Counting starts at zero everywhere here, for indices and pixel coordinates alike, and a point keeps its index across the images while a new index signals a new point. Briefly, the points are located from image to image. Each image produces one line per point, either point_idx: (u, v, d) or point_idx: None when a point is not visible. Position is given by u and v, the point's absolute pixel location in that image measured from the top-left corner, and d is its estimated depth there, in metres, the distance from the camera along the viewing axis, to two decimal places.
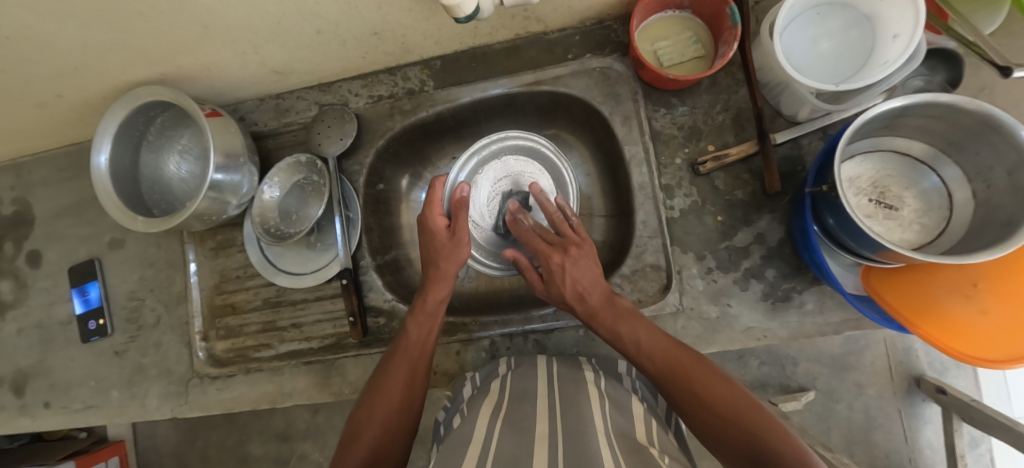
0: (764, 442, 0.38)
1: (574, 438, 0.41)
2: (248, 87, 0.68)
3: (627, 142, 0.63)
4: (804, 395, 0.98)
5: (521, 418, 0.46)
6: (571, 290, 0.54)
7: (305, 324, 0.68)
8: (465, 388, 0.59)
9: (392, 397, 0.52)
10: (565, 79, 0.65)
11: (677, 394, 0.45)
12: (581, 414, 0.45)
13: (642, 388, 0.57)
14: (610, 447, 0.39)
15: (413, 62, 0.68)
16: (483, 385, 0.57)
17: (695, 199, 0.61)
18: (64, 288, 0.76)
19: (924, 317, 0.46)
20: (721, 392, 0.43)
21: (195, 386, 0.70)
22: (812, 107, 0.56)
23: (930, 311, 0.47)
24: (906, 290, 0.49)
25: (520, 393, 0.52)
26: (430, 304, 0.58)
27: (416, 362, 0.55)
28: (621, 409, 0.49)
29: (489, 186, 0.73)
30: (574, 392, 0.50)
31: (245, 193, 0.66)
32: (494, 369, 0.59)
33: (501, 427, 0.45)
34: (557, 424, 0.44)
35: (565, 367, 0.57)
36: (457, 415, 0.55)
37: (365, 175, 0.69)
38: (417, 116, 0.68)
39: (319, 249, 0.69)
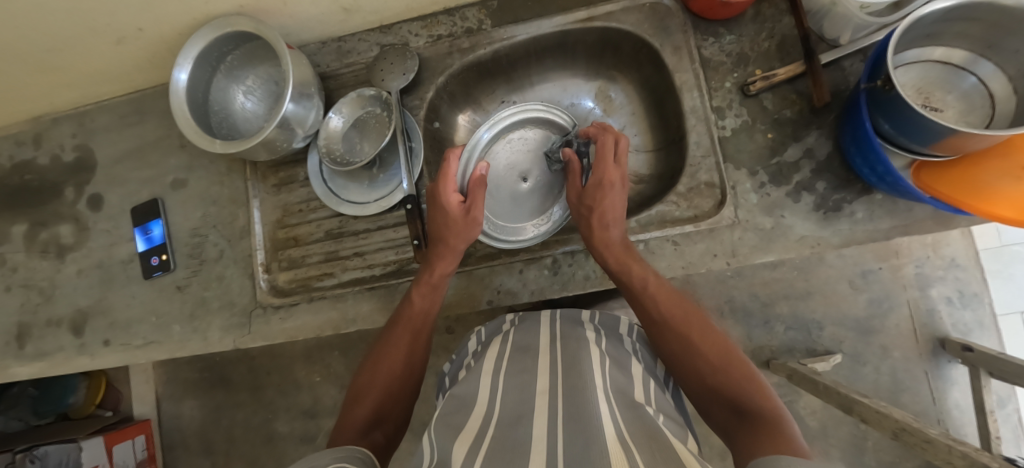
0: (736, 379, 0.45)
1: (575, 392, 0.44)
2: (316, 26, 0.72)
3: (678, 70, 0.67)
4: (833, 357, 1.11)
5: (525, 378, 0.50)
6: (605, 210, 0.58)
7: (367, 253, 0.71)
8: (471, 341, 0.68)
9: (394, 363, 0.56)
10: (616, 15, 0.69)
11: (674, 340, 0.50)
12: (581, 370, 0.48)
13: (640, 349, 0.62)
14: (608, 404, 0.42)
15: (471, 4, 0.72)
16: (488, 340, 0.66)
17: (745, 119, 0.65)
18: (125, 228, 0.78)
19: (976, 199, 0.50)
20: (714, 345, 0.48)
21: (258, 317, 0.72)
22: (856, 25, 0.60)
23: (986, 194, 0.50)
24: (957, 181, 0.52)
25: (521, 349, 0.57)
26: (436, 273, 0.61)
27: (419, 331, 0.59)
28: (620, 364, 0.52)
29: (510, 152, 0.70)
30: (576, 347, 0.54)
31: (311, 125, 0.69)
32: (499, 325, 0.68)
33: (502, 386, 0.49)
34: (557, 380, 0.48)
35: (566, 325, 0.61)
36: (463, 368, 0.64)
37: (425, 110, 0.73)
38: (474, 54, 0.72)
39: (381, 180, 0.71)
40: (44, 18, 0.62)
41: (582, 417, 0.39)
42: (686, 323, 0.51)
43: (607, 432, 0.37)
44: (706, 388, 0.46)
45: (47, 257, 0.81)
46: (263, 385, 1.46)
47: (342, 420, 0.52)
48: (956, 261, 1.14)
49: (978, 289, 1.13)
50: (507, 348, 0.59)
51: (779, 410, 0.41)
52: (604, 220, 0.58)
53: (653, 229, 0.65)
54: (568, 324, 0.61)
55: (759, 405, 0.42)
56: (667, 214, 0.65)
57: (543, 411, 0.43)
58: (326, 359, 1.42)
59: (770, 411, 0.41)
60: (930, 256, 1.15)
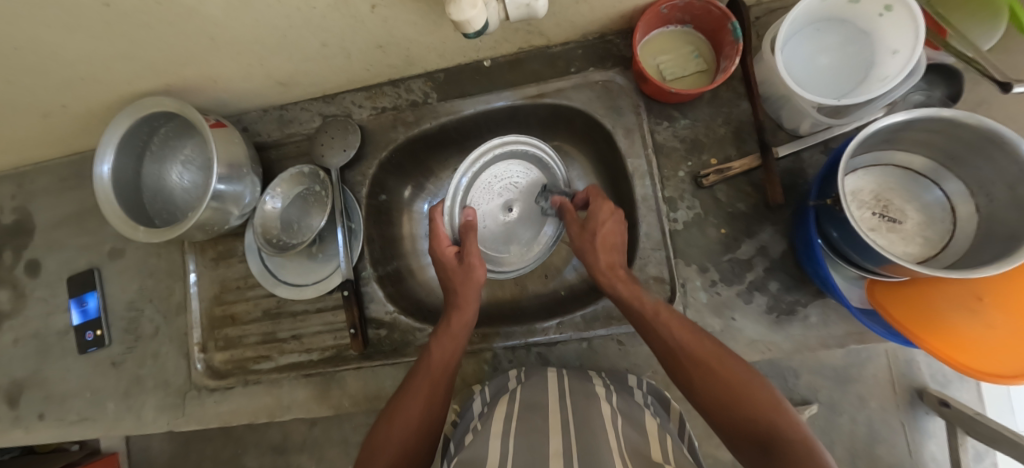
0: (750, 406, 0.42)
1: (589, 458, 0.40)
2: (252, 98, 0.68)
3: (630, 154, 0.63)
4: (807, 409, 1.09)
5: (534, 434, 0.45)
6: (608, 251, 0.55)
7: (305, 336, 0.68)
8: (475, 401, 0.58)
9: (409, 418, 0.49)
10: (567, 92, 0.65)
11: (689, 365, 0.46)
12: (594, 434, 0.44)
13: (652, 404, 0.56)
14: (625, 467, 0.38)
15: (417, 75, 0.68)
16: (493, 400, 0.56)
17: (698, 211, 0.61)
18: (61, 298, 0.76)
19: (931, 331, 0.46)
20: (732, 368, 0.44)
21: (193, 398, 0.69)
22: (814, 120, 0.56)
23: (938, 327, 0.47)
24: (912, 303, 0.49)
25: (530, 405, 0.51)
26: (456, 324, 0.56)
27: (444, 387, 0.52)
28: (633, 423, 0.49)
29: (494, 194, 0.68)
30: (585, 404, 0.50)
31: (247, 204, 0.66)
32: (503, 382, 0.59)
33: (515, 442, 0.44)
34: (570, 442, 0.44)
35: (576, 379, 0.57)
36: (468, 432, 0.54)
37: (368, 186, 0.69)
38: (419, 127, 0.68)
39: (320, 260, 0.68)
40: None
41: None
42: (700, 349, 0.46)
43: None
44: (736, 424, 0.42)
45: None
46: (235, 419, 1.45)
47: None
48: None
49: None
50: (514, 403, 0.53)
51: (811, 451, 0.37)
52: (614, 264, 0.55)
53: (599, 326, 0.62)
54: (576, 381, 0.56)
55: (793, 440, 0.38)
56: (614, 308, 0.62)
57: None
58: None
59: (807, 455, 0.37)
60: None
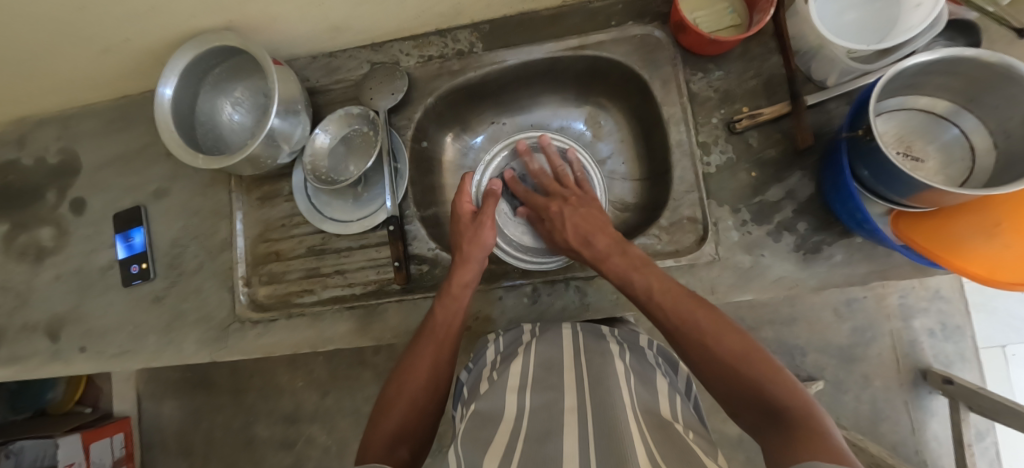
0: (746, 378, 0.42)
1: (603, 410, 0.44)
2: (305, 42, 0.71)
3: (666, 103, 0.67)
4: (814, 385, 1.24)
5: (550, 392, 0.49)
6: (576, 235, 0.62)
7: (347, 271, 0.70)
8: (488, 347, 0.61)
9: (410, 393, 0.52)
10: (606, 45, 0.69)
11: (684, 341, 0.47)
12: (607, 388, 0.47)
13: (662, 363, 0.60)
14: (636, 421, 0.42)
15: (463, 26, 0.72)
16: (507, 351, 0.58)
17: (730, 156, 0.65)
18: (105, 235, 0.78)
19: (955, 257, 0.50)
20: (728, 345, 0.44)
21: (235, 331, 0.71)
22: (843, 68, 0.60)
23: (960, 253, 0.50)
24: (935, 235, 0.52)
25: (547, 363, 0.54)
26: (456, 286, 0.59)
27: (449, 344, 0.57)
28: (645, 380, 0.52)
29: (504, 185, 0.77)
30: (602, 362, 0.52)
31: (298, 141, 0.69)
32: (517, 335, 0.61)
33: (531, 398, 0.49)
34: (584, 398, 0.47)
35: (589, 337, 0.58)
36: (482, 381, 0.57)
37: (413, 130, 0.72)
38: (464, 76, 0.72)
39: (365, 199, 0.71)
40: (26, 26, 0.61)
41: (613, 439, 0.39)
42: (693, 324, 0.47)
43: (638, 454, 0.36)
44: (729, 391, 0.43)
45: (26, 260, 0.80)
46: (246, 388, 1.45)
47: (369, 437, 0.50)
48: (939, 294, 1.28)
49: (961, 322, 1.26)
50: (530, 359, 0.55)
51: (808, 411, 0.37)
52: (581, 244, 0.61)
53: None
54: (591, 337, 0.58)
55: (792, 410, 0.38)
56: (649, 247, 0.65)
57: (572, 428, 0.43)
58: (310, 364, 1.42)
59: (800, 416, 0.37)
60: (916, 287, 1.28)
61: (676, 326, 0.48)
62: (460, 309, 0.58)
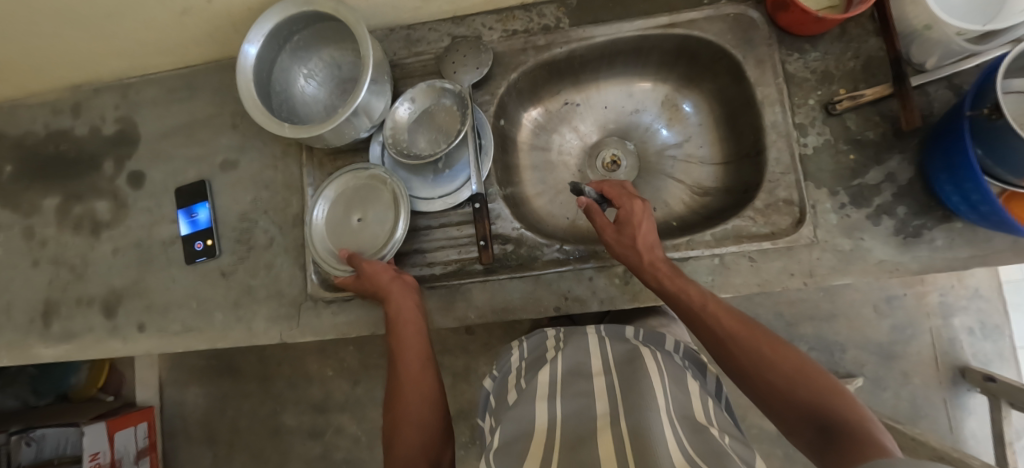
0: (807, 394, 0.42)
1: (634, 411, 0.44)
2: (387, 12, 0.70)
3: (760, 84, 0.66)
4: (854, 380, 1.25)
5: (581, 399, 0.49)
6: (646, 237, 0.56)
7: (427, 250, 0.69)
8: (513, 355, 0.67)
9: (410, 418, 0.49)
10: (699, 23, 0.68)
11: (741, 355, 0.46)
12: (639, 390, 0.47)
13: (691, 366, 0.64)
14: (671, 426, 0.41)
15: (549, 1, 0.70)
16: (534, 358, 0.63)
17: (828, 138, 0.64)
18: (168, 208, 0.75)
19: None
20: (784, 359, 0.44)
21: (308, 309, 0.69)
22: (947, 51, 0.60)
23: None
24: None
25: (574, 371, 0.55)
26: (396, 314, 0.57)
27: (421, 365, 0.53)
28: (678, 380, 0.52)
29: (344, 220, 0.67)
30: (629, 366, 0.53)
31: (380, 116, 0.66)
32: (541, 341, 0.67)
33: (560, 405, 0.49)
34: (615, 402, 0.47)
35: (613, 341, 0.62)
36: (509, 386, 0.61)
37: (495, 106, 0.71)
38: (550, 52, 0.70)
39: (446, 176, 0.69)
40: None
41: (646, 440, 0.39)
42: (748, 336, 0.47)
43: (675, 459, 0.36)
44: (787, 408, 0.42)
45: (81, 233, 0.77)
46: (274, 376, 1.42)
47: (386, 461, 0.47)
48: (979, 293, 1.29)
49: (999, 321, 1.27)
50: (557, 367, 0.56)
51: (867, 424, 0.38)
52: (647, 250, 0.56)
53: (729, 244, 0.64)
54: (616, 343, 0.61)
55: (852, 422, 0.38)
56: (744, 228, 0.64)
57: (604, 434, 0.42)
58: (341, 352, 1.39)
59: (857, 433, 0.37)
60: (954, 285, 1.30)
61: (730, 336, 0.47)
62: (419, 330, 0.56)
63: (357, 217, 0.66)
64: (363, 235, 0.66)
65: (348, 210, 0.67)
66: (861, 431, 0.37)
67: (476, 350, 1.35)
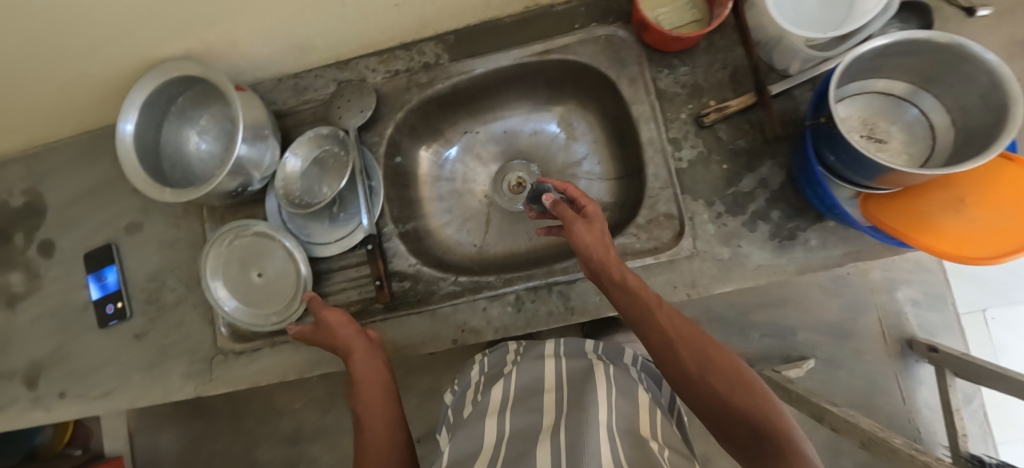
0: (739, 398, 0.38)
1: (576, 422, 0.44)
2: (269, 65, 0.71)
3: (635, 102, 0.67)
4: (805, 363, 1.26)
5: (532, 415, 0.50)
6: (596, 235, 0.52)
7: (330, 294, 0.70)
8: (475, 369, 0.67)
9: (375, 443, 0.47)
10: (573, 47, 0.69)
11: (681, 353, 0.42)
12: (585, 402, 0.47)
13: (645, 379, 0.64)
14: (610, 438, 0.42)
15: (428, 38, 0.72)
16: (491, 372, 0.63)
17: (701, 150, 0.65)
18: (79, 274, 0.76)
19: (979, 247, 0.48)
20: (720, 360, 0.40)
21: (219, 363, 0.70)
22: (804, 58, 0.61)
23: (971, 240, 0.49)
24: (931, 231, 0.50)
25: (528, 387, 0.56)
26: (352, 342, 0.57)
27: (382, 390, 0.53)
28: (626, 392, 0.52)
29: (242, 280, 0.69)
30: (581, 378, 0.53)
31: (268, 167, 0.67)
32: (502, 356, 0.65)
33: (511, 419, 0.50)
34: (563, 414, 0.48)
35: (571, 349, 0.62)
36: (466, 399, 0.62)
37: (385, 146, 0.72)
38: (433, 88, 0.71)
39: (341, 219, 0.71)
40: None
41: (582, 454, 0.39)
42: (685, 335, 0.43)
43: None
44: (718, 412, 0.38)
45: None
46: (244, 413, 1.44)
47: None
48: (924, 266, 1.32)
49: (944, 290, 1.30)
50: (511, 384, 0.57)
51: (793, 434, 0.34)
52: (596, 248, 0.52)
53: None
54: (574, 356, 0.61)
55: (780, 429, 0.35)
56: (628, 246, 0.66)
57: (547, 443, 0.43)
58: (307, 384, 1.41)
59: (801, 459, 0.32)
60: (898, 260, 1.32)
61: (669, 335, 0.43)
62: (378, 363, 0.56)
63: (257, 272, 0.68)
64: (264, 288, 0.68)
65: (246, 267, 0.69)
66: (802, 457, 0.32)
67: (438, 369, 1.37)
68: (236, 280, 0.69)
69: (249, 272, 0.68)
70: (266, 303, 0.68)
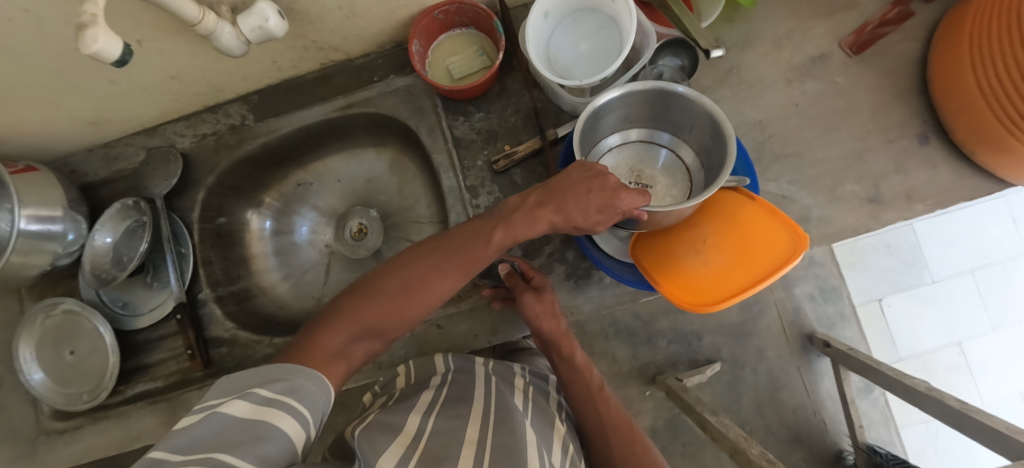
0: None
1: (504, 451, 0.37)
2: (71, 139, 0.70)
3: (434, 150, 0.67)
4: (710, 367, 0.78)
5: (454, 421, 0.42)
6: (551, 323, 0.57)
7: (151, 366, 0.70)
8: (397, 379, 0.56)
9: (364, 322, 0.42)
10: (373, 100, 0.70)
11: (618, 443, 0.48)
12: (514, 423, 0.41)
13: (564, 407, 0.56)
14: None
15: (233, 100, 0.72)
16: (417, 383, 0.53)
17: (498, 196, 0.66)
18: None
19: (717, 291, 0.50)
20: (648, 458, 0.46)
21: (42, 444, 0.69)
22: (577, 102, 0.62)
23: (711, 283, 0.51)
24: (677, 277, 0.52)
25: (457, 396, 0.47)
26: (490, 250, 0.45)
27: (423, 309, 0.44)
28: (543, 423, 0.46)
29: (51, 359, 0.68)
30: (509, 397, 0.47)
31: (72, 241, 0.68)
32: (433, 367, 0.55)
33: (435, 420, 0.42)
34: (488, 431, 0.40)
35: (501, 368, 0.55)
36: (385, 399, 0.53)
37: (199, 210, 0.72)
38: (242, 149, 0.71)
39: (155, 288, 0.70)
40: None
41: None
42: (609, 428, 0.49)
43: None
44: None
45: None
46: None
47: (308, 342, 0.40)
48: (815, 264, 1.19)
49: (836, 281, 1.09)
50: (443, 391, 0.48)
51: None
52: (543, 340, 0.58)
53: None
54: (504, 375, 0.53)
55: None
56: None
57: (468, 458, 0.36)
58: None
59: None
60: None
61: (604, 427, 0.49)
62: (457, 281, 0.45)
63: (68, 351, 0.67)
64: (77, 366, 0.68)
65: (55, 347, 0.67)
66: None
67: None
68: (46, 358, 0.68)
69: (59, 351, 0.67)
70: (79, 382, 0.68)
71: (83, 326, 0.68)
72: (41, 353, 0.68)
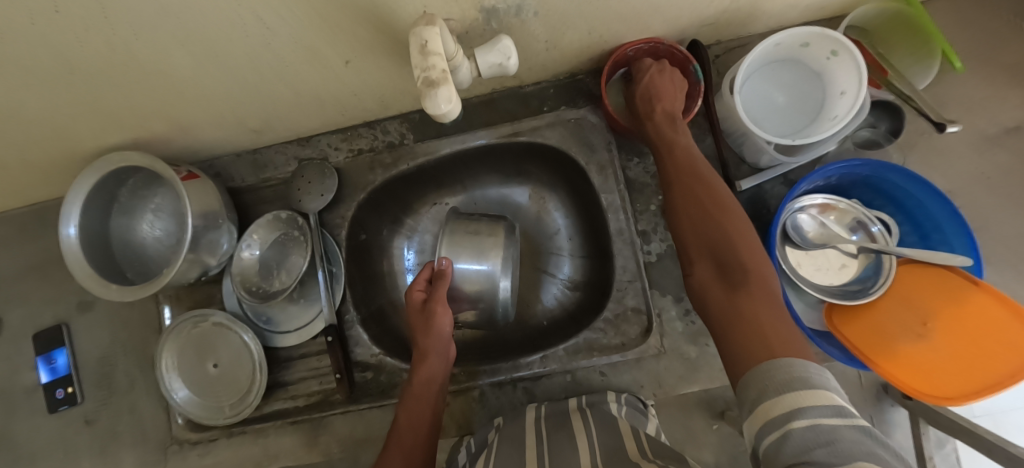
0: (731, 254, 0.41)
1: None
2: (225, 144, 0.68)
3: (604, 190, 0.65)
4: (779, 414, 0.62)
5: None
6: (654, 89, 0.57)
7: (290, 383, 0.67)
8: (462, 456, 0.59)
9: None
10: (542, 130, 0.67)
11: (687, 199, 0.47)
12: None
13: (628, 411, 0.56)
14: None
15: (392, 117, 0.69)
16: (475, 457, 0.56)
17: (671, 243, 0.65)
18: (27, 356, 0.73)
19: (940, 382, 0.49)
20: (723, 224, 0.44)
21: (174, 453, 0.67)
22: (771, 156, 0.59)
23: (937, 372, 0.49)
24: (897, 360, 0.50)
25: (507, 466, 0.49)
26: (432, 373, 0.56)
27: (424, 434, 0.53)
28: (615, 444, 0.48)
29: (193, 370, 0.66)
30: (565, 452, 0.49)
31: (223, 251, 0.65)
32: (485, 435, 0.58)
33: None
34: None
35: (554, 422, 0.55)
36: None
37: (348, 227, 0.69)
38: (397, 168, 0.69)
39: (301, 304, 0.68)
40: None
41: None
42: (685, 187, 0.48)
43: None
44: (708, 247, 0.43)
45: None
46: None
47: None
48: None
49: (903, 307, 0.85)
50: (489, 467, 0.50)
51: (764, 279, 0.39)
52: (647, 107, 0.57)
53: (582, 358, 0.63)
54: (555, 427, 0.54)
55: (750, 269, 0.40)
56: (595, 341, 0.63)
57: None
58: None
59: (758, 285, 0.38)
60: None
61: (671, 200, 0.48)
62: (429, 408, 0.55)
63: (211, 364, 0.66)
64: (219, 381, 0.66)
65: (199, 359, 0.66)
66: (806, 359, 0.33)
67: None
68: (188, 370, 0.66)
69: (202, 363, 0.66)
70: (220, 397, 0.65)
71: (229, 338, 0.66)
72: (183, 365, 0.66)
